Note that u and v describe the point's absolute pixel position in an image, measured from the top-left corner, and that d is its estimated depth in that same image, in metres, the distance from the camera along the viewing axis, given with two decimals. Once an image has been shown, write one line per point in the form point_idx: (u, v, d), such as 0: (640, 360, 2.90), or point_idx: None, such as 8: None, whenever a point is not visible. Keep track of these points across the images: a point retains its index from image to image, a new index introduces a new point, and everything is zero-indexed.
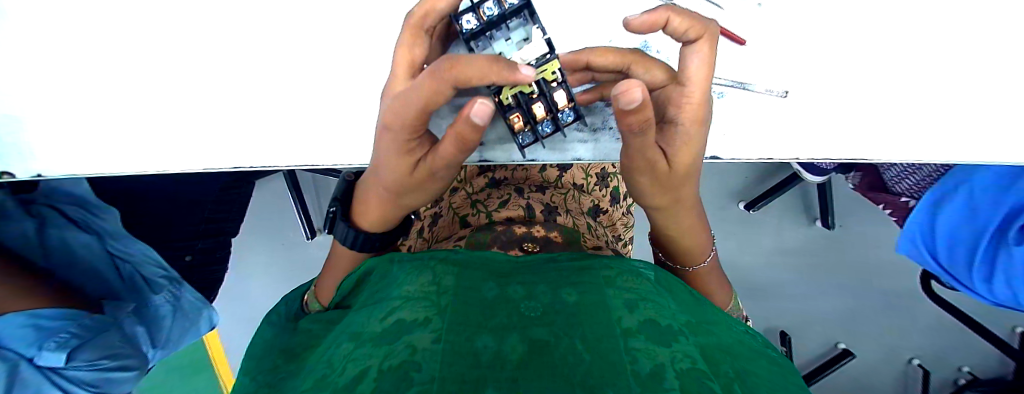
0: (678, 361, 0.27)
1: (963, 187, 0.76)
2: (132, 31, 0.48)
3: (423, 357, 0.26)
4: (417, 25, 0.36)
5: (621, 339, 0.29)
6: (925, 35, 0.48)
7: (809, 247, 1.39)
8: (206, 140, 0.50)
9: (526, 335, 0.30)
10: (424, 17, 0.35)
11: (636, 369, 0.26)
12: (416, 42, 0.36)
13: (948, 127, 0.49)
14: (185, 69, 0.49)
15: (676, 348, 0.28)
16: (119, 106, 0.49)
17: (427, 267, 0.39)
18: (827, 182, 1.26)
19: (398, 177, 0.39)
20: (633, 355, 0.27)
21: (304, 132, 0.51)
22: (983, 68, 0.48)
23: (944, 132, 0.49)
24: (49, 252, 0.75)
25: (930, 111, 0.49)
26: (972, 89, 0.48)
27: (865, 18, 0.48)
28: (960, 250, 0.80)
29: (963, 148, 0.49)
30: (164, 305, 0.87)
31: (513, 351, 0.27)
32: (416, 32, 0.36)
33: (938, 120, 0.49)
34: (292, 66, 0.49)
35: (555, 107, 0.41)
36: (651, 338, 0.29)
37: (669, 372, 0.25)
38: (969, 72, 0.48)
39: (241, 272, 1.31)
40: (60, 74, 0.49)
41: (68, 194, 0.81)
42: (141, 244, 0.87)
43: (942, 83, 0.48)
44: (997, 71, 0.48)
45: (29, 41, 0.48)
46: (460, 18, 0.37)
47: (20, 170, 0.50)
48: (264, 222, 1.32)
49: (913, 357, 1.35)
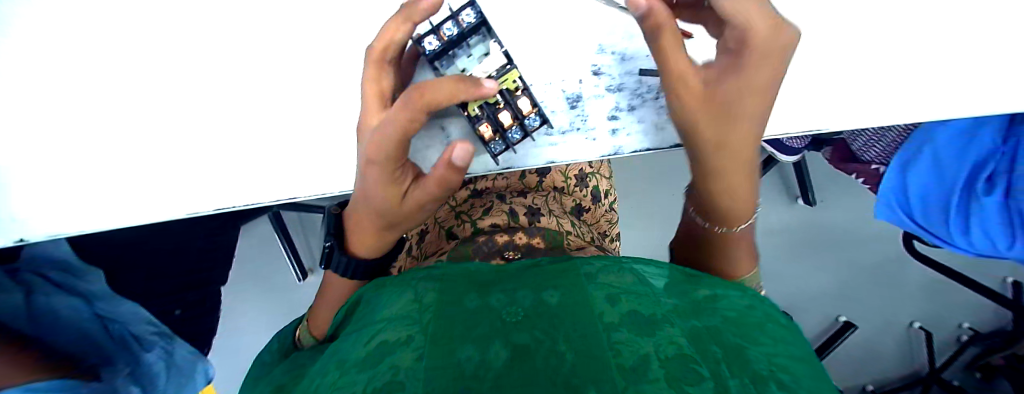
0: (663, 349, 0.28)
1: (928, 145, 0.79)
2: (105, 91, 0.49)
3: (408, 377, 0.26)
4: (379, 58, 0.38)
5: (605, 335, 0.30)
6: (862, 13, 0.51)
7: (794, 223, 1.42)
8: (185, 187, 0.51)
9: (509, 341, 0.31)
10: (385, 50, 0.38)
11: (620, 362, 0.27)
12: (382, 74, 0.39)
13: (892, 92, 0.52)
14: (158, 120, 0.49)
15: (659, 336, 0.30)
16: (95, 163, 0.50)
17: (409, 287, 0.40)
18: (801, 161, 1.30)
19: (383, 207, 0.40)
20: (616, 349, 0.28)
21: (281, 167, 0.51)
22: (913, 35, 0.52)
23: (889, 97, 0.52)
24: (36, 319, 0.72)
25: (874, 80, 0.52)
26: (906, 56, 0.52)
27: (807, 3, 0.51)
28: (933, 209, 0.83)
29: (908, 110, 0.52)
30: (158, 362, 0.86)
31: (498, 359, 0.28)
32: (380, 66, 0.39)
33: (883, 87, 0.52)
34: (267, 105, 0.50)
35: (521, 113, 0.43)
36: (634, 330, 0.31)
37: (654, 360, 0.27)
38: (902, 40, 0.52)
39: (234, 321, 1.28)
40: (33, 139, 0.49)
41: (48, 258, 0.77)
42: (130, 302, 0.85)
43: (880, 52, 0.52)
44: (923, 38, 0.52)
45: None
46: (422, 41, 0.41)
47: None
48: (253, 267, 1.31)
49: (913, 321, 1.37)
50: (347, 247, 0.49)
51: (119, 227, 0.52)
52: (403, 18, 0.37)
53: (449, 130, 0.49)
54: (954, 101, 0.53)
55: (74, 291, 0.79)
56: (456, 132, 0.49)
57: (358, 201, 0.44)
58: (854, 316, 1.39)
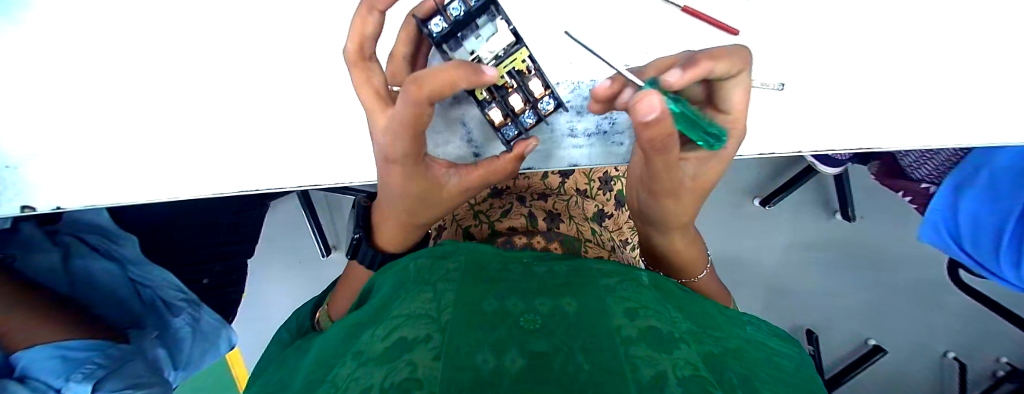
0: (681, 369, 0.28)
1: (985, 168, 0.74)
2: (137, 67, 0.50)
3: (427, 376, 0.26)
4: (358, 58, 0.36)
5: (622, 348, 0.30)
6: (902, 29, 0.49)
7: (828, 239, 1.35)
8: (220, 166, 0.54)
9: (526, 348, 0.30)
10: (361, 47, 0.36)
11: (638, 376, 0.27)
12: (369, 73, 0.37)
13: (939, 113, 0.51)
14: (192, 99, 0.51)
15: (677, 356, 0.29)
16: (132, 137, 0.52)
17: (427, 283, 0.40)
18: (843, 173, 1.23)
19: (406, 205, 0.40)
20: (635, 364, 0.28)
21: (313, 154, 0.54)
22: (969, 54, 0.49)
23: (935, 118, 0.51)
24: (76, 282, 0.78)
25: (919, 99, 0.50)
26: (959, 76, 0.50)
27: (850, 14, 0.49)
28: (986, 236, 0.76)
29: (953, 130, 0.51)
30: (185, 327, 0.90)
31: (514, 365, 0.28)
32: (363, 65, 0.37)
33: (930, 107, 0.51)
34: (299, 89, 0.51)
35: (533, 97, 0.42)
36: (652, 345, 0.30)
37: (672, 379, 0.26)
38: (956, 58, 0.49)
39: (259, 291, 1.34)
40: (72, 111, 0.51)
41: (79, 222, 0.84)
42: (159, 269, 0.89)
43: (929, 71, 0.50)
44: (984, 57, 0.49)
45: (39, 81, 0.50)
46: (429, 23, 0.38)
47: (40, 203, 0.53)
48: (277, 242, 1.34)
49: (947, 350, 1.29)
50: (374, 240, 0.49)
51: (154, 199, 0.55)
52: (367, 7, 0.35)
53: (469, 124, 0.49)
54: (1008, 122, 0.50)
55: (108, 254, 0.85)
56: (476, 125, 0.49)
57: (380, 198, 0.44)
58: (887, 339, 1.31)
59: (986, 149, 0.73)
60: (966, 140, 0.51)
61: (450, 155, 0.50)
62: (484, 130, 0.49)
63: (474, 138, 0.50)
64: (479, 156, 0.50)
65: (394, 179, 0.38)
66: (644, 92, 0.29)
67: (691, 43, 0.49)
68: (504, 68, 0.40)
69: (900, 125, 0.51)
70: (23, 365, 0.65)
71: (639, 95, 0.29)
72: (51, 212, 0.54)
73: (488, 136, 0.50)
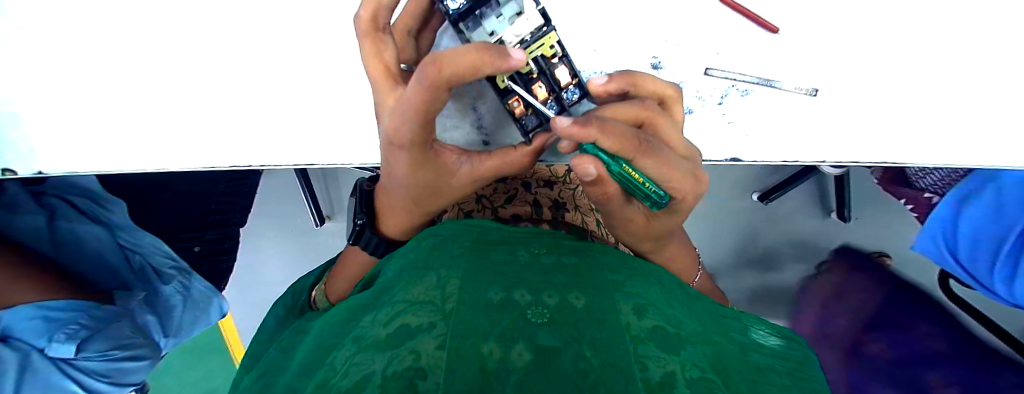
0: (689, 371, 0.27)
1: (992, 184, 0.73)
2: (133, 27, 0.47)
3: (429, 364, 0.25)
4: (371, 29, 0.33)
5: (630, 345, 0.29)
6: (959, 30, 0.46)
7: (822, 238, 1.36)
8: (216, 137, 0.51)
9: (533, 342, 0.29)
10: (375, 17, 0.33)
11: (647, 376, 0.26)
12: (380, 46, 0.34)
13: (972, 128, 0.49)
14: (193, 63, 0.48)
15: (686, 356, 0.29)
16: (127, 100, 0.49)
17: (429, 269, 0.38)
18: (846, 175, 1.22)
19: (412, 192, 0.38)
20: (644, 363, 0.27)
21: (311, 128, 0.50)
22: (1012, 68, 0.47)
23: (966, 134, 0.49)
24: (60, 245, 0.78)
25: (953, 112, 0.49)
26: (1000, 91, 0.48)
27: (892, 14, 0.46)
28: (982, 250, 0.76)
29: (988, 148, 0.49)
30: (174, 295, 0.88)
31: (520, 359, 0.27)
32: (376, 38, 0.34)
33: (965, 120, 0.49)
34: (305, 58, 0.48)
35: (558, 86, 0.40)
36: (661, 345, 0.29)
37: (681, 380, 0.25)
38: (996, 72, 0.47)
39: (252, 257, 1.33)
40: (67, 68, 0.48)
41: (70, 183, 0.82)
42: (151, 237, 0.86)
43: (965, 83, 0.48)
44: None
45: (33, 34, 0.47)
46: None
47: (21, 166, 0.50)
48: (270, 209, 1.32)
49: None
50: (379, 228, 0.48)
51: (147, 169, 0.52)
52: None
53: (481, 110, 0.47)
54: None
55: (97, 218, 0.83)
56: (488, 111, 0.47)
57: (381, 183, 0.43)
58: None
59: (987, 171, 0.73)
60: (1000, 159, 0.49)
61: (459, 141, 0.48)
62: (497, 115, 0.47)
63: (487, 127, 0.48)
64: (489, 144, 0.48)
65: (400, 166, 0.35)
66: (581, 157, 0.30)
67: (725, 35, 0.47)
68: (530, 53, 0.38)
69: (929, 136, 0.49)
70: (5, 325, 0.63)
71: (576, 160, 0.30)
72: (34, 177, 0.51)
73: (500, 123, 0.48)
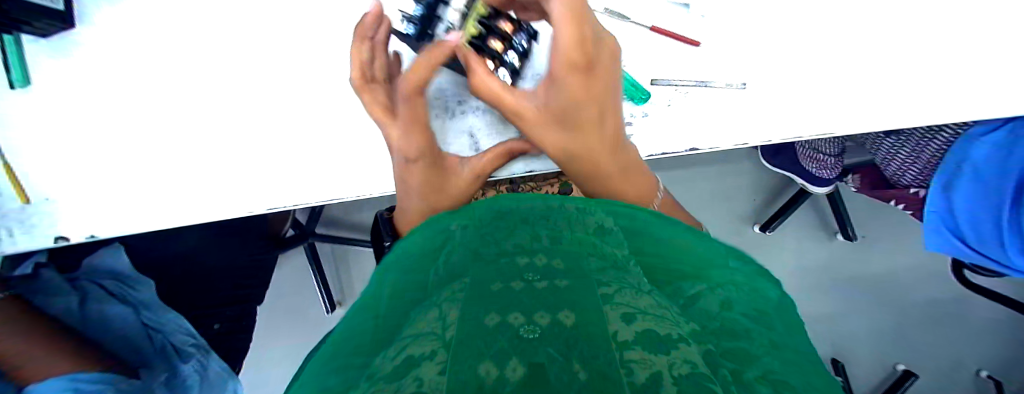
0: (677, 367, 0.26)
1: (965, 163, 0.74)
2: (145, 115, 0.52)
3: (432, 386, 0.23)
4: (362, 82, 0.49)
5: (617, 352, 0.28)
6: (847, 23, 0.55)
7: (833, 261, 1.36)
8: (233, 192, 0.53)
9: (528, 359, 0.28)
10: (362, 71, 0.49)
11: (631, 381, 0.25)
12: (372, 92, 0.49)
13: (894, 105, 0.55)
14: (193, 139, 0.53)
15: (676, 355, 0.27)
16: (128, 179, 0.52)
17: (431, 302, 0.37)
18: (834, 194, 1.25)
19: (426, 199, 0.52)
20: (629, 367, 0.26)
21: (308, 182, 0.55)
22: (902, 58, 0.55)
23: (891, 111, 0.55)
24: (87, 322, 0.71)
25: (874, 91, 0.55)
26: (901, 73, 0.56)
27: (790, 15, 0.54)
28: (984, 229, 0.76)
29: (913, 120, 0.55)
30: (193, 374, 0.77)
31: (514, 374, 0.26)
32: (365, 83, 0.49)
33: (884, 98, 0.55)
34: (298, 123, 0.54)
35: (497, 51, 0.50)
36: (648, 347, 0.28)
37: (665, 379, 0.24)
38: (891, 61, 0.56)
39: (262, 353, 1.30)
40: (72, 159, 0.51)
41: (100, 267, 0.77)
42: (177, 315, 0.79)
43: (873, 67, 0.55)
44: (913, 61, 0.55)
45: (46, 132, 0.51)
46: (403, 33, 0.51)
47: (38, 235, 0.50)
48: (278, 299, 1.32)
49: (979, 369, 1.33)
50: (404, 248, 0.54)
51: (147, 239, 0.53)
52: (360, 37, 0.49)
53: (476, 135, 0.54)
54: (954, 108, 0.56)
55: (126, 300, 0.76)
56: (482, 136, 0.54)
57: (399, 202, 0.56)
58: (912, 363, 1.34)
59: (969, 136, 0.73)
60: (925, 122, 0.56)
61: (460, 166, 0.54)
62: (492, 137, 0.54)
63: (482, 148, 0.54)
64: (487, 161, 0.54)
65: (415, 175, 0.51)
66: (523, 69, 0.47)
67: (659, 55, 0.53)
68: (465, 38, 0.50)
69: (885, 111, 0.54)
70: None
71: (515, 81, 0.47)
72: (49, 246, 0.51)
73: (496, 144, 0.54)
